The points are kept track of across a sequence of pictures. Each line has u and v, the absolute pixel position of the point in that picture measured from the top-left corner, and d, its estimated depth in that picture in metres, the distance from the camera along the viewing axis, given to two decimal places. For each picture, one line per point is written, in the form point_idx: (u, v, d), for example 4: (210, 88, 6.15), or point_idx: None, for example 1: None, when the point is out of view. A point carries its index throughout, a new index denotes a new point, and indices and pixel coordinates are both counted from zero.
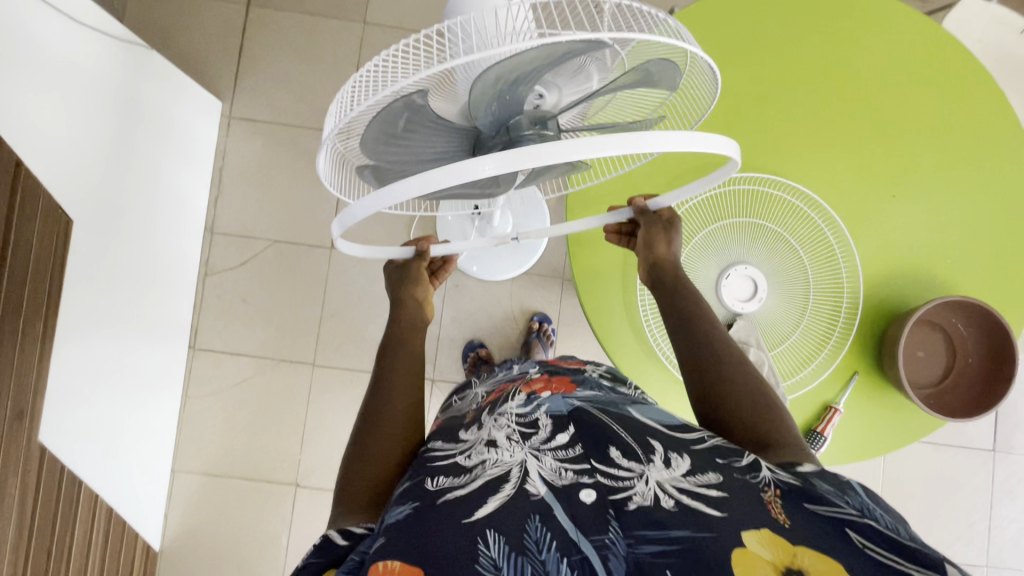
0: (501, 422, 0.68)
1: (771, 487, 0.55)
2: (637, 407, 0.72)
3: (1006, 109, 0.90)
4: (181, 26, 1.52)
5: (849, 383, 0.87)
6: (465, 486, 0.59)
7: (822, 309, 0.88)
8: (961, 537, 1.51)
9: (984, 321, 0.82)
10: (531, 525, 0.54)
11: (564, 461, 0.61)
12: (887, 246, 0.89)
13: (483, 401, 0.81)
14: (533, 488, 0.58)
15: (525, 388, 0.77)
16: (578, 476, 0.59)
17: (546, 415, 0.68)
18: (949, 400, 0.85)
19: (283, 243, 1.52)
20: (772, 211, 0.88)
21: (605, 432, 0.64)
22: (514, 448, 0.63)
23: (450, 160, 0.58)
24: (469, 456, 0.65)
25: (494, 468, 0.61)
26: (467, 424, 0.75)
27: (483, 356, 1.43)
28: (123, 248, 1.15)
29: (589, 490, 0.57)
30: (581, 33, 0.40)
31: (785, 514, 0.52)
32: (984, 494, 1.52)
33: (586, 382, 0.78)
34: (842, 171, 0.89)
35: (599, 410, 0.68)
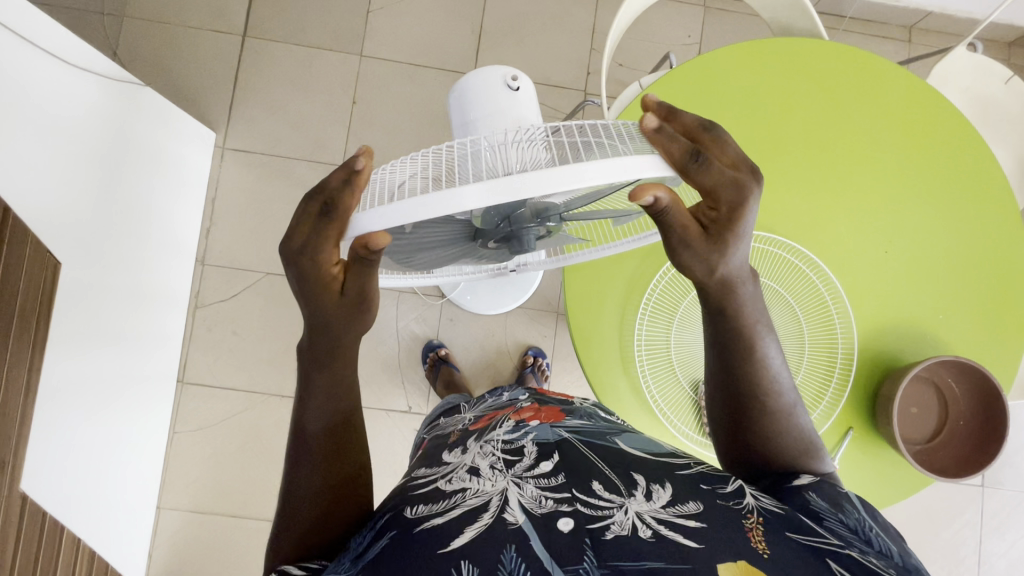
0: (486, 450, 0.66)
1: (754, 515, 0.52)
2: (625, 432, 0.70)
3: (982, 149, 0.92)
4: (174, 56, 1.52)
5: (844, 439, 0.88)
6: (443, 515, 0.56)
7: (817, 367, 0.89)
8: (949, 572, 1.52)
9: (976, 381, 0.83)
10: (506, 555, 0.50)
11: (546, 490, 0.57)
12: (881, 301, 0.90)
13: (471, 425, 0.79)
14: (512, 517, 0.54)
15: (514, 416, 0.75)
16: (558, 505, 0.55)
17: (532, 443, 0.66)
18: (938, 458, 0.86)
19: (275, 276, 1.50)
20: (768, 266, 0.90)
21: (589, 467, 0.61)
22: (497, 476, 0.60)
23: (453, 236, 0.60)
24: (450, 482, 0.62)
25: (473, 498, 0.57)
26: (451, 447, 0.73)
27: (442, 357, 1.43)
28: (110, 285, 1.12)
29: (567, 519, 0.53)
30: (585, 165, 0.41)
31: (764, 543, 0.50)
32: (973, 529, 1.53)
33: (576, 411, 0.75)
34: (834, 223, 0.91)
35: (586, 442, 0.65)
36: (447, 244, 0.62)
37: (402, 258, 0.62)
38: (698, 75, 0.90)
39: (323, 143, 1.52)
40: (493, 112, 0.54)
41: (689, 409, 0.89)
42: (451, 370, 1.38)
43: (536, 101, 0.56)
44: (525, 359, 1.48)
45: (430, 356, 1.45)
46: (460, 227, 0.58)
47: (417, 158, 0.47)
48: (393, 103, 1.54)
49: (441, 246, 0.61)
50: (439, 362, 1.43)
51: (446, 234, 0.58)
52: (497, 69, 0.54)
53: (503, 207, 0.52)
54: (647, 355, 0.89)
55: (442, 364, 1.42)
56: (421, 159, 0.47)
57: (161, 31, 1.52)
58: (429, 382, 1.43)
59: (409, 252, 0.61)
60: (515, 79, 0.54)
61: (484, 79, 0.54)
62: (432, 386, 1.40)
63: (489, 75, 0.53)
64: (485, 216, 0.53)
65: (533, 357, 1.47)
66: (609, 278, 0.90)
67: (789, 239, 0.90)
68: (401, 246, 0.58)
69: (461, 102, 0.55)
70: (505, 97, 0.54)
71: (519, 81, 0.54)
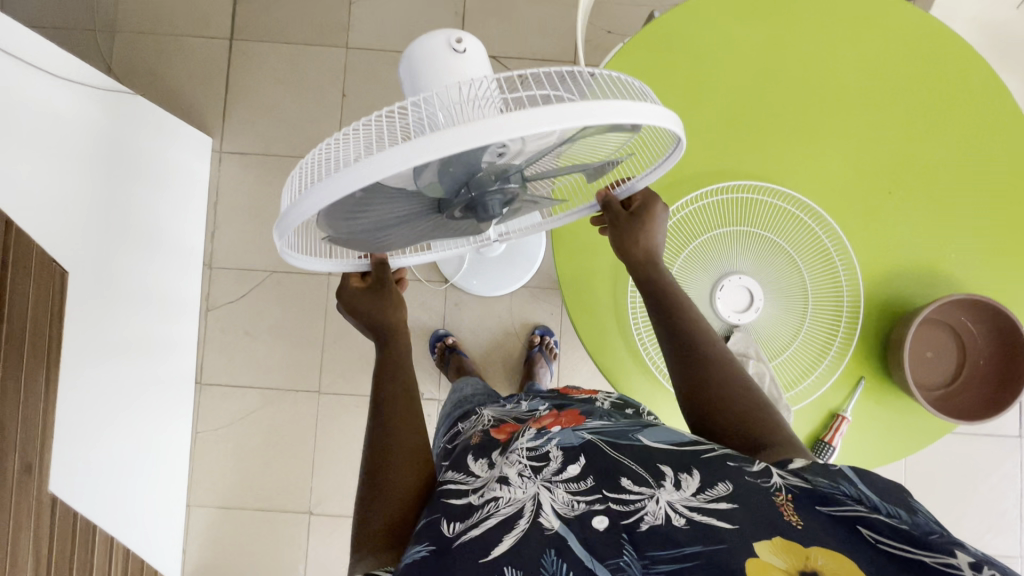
0: (512, 458, 0.62)
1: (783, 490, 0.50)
2: (646, 427, 0.66)
3: (990, 77, 0.87)
4: (167, 65, 1.54)
5: (855, 389, 0.85)
6: (478, 526, 0.54)
7: (821, 316, 0.86)
8: (989, 528, 1.47)
9: (996, 317, 0.79)
10: (547, 559, 0.50)
11: (576, 494, 0.56)
12: (887, 246, 0.86)
13: (492, 430, 0.73)
14: (547, 522, 0.53)
15: (534, 424, 0.70)
16: (590, 505, 0.54)
17: (557, 448, 0.62)
18: (955, 402, 0.82)
19: (281, 273, 1.52)
20: (762, 217, 0.87)
21: (613, 462, 0.59)
22: (527, 483, 0.58)
23: (413, 212, 0.59)
24: (480, 494, 0.59)
25: (506, 507, 0.56)
26: (477, 451, 0.69)
27: (450, 346, 1.44)
28: (122, 292, 1.15)
29: (600, 516, 0.53)
30: (541, 109, 0.40)
31: (796, 515, 0.48)
32: (1013, 482, 1.47)
33: (596, 412, 0.71)
34: (833, 165, 0.87)
35: (610, 441, 0.62)
36: (411, 223, 0.61)
37: (371, 239, 0.62)
38: (680, 25, 0.87)
39: (317, 137, 1.53)
40: (437, 78, 0.52)
41: None
42: (461, 358, 1.38)
43: (486, 61, 0.53)
44: (533, 338, 1.48)
45: (437, 346, 1.46)
46: (413, 202, 0.57)
47: (361, 130, 0.45)
48: (381, 92, 1.54)
49: (404, 223, 0.61)
50: (447, 352, 1.43)
51: (402, 211, 0.58)
52: (440, 33, 0.52)
53: (455, 173, 0.51)
54: (644, 319, 0.87)
55: (451, 352, 1.42)
56: (366, 127, 0.45)
57: (153, 41, 1.54)
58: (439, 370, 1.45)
59: (377, 239, 0.63)
60: (459, 42, 0.52)
61: (427, 44, 0.52)
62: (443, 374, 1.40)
63: (432, 45, 0.52)
64: (444, 181, 0.52)
65: (541, 336, 1.47)
66: (599, 246, 0.88)
67: (781, 186, 0.86)
68: (364, 226, 0.58)
69: (410, 72, 0.53)
70: (443, 63, 0.52)
71: (464, 43, 0.52)
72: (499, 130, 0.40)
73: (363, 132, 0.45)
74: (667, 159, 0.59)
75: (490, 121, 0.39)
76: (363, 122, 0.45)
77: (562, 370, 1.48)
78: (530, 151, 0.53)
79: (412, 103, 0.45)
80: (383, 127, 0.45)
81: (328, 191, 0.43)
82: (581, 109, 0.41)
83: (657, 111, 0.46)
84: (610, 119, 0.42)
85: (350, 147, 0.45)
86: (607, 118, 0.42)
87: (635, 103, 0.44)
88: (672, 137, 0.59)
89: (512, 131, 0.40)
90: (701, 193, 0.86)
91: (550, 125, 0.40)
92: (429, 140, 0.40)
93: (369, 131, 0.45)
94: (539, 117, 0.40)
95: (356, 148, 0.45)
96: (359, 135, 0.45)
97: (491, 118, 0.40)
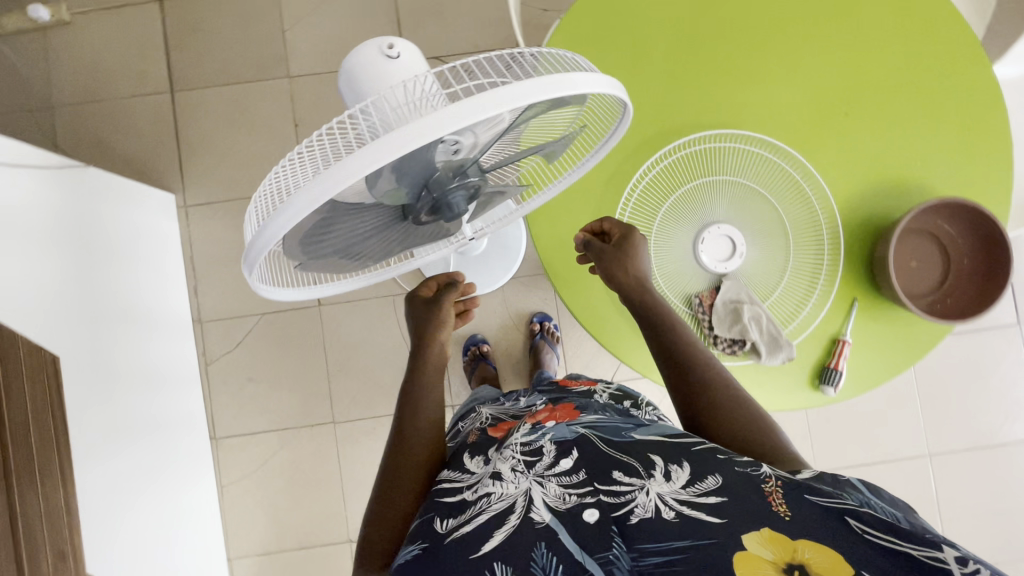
0: (506, 453, 0.66)
1: (772, 479, 0.55)
2: (640, 425, 0.71)
3: None
4: (114, 131, 1.52)
5: (850, 312, 0.86)
6: (470, 522, 0.59)
7: (804, 247, 0.87)
8: (1006, 417, 1.50)
9: (970, 215, 0.81)
10: (538, 552, 0.54)
11: (569, 487, 0.60)
12: (852, 167, 0.87)
13: (490, 427, 0.78)
14: (539, 516, 0.58)
15: (530, 419, 0.75)
16: (581, 497, 0.59)
17: (551, 441, 0.67)
18: (948, 305, 0.84)
19: (272, 314, 1.52)
20: (729, 163, 0.87)
21: (607, 455, 0.63)
22: (519, 478, 0.63)
23: (383, 221, 0.59)
24: (474, 490, 0.64)
25: (499, 502, 0.61)
26: (472, 447, 0.74)
27: (482, 353, 1.45)
28: (118, 366, 1.14)
29: (591, 510, 0.57)
30: (486, 93, 0.40)
31: (784, 504, 0.52)
32: (1021, 368, 1.50)
33: (591, 407, 0.76)
34: (786, 98, 0.87)
35: (603, 437, 0.66)
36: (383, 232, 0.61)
37: (348, 256, 0.62)
38: None
39: None
40: (376, 86, 0.52)
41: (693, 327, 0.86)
42: (488, 368, 1.42)
43: (421, 61, 0.53)
44: (532, 327, 1.48)
45: (471, 350, 1.47)
46: (382, 212, 0.57)
47: (311, 150, 0.45)
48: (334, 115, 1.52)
49: (377, 234, 0.61)
50: (478, 358, 1.45)
51: (372, 222, 0.58)
52: (371, 42, 0.52)
53: (414, 177, 0.51)
54: None
55: (481, 360, 1.45)
56: (316, 146, 0.45)
57: (95, 109, 1.52)
58: (467, 377, 1.47)
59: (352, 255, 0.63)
60: (392, 47, 0.51)
61: (360, 55, 0.52)
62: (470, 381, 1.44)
63: (364, 53, 0.51)
64: (405, 187, 0.52)
65: (540, 323, 1.48)
66: (576, 223, 0.87)
67: (746, 130, 0.87)
68: (337, 241, 0.58)
69: (351, 86, 0.53)
70: (377, 70, 0.52)
71: (397, 47, 0.52)
72: (447, 121, 0.40)
73: (309, 155, 0.45)
74: (620, 124, 0.60)
75: (438, 115, 0.40)
76: (312, 140, 0.45)
77: (566, 352, 1.50)
78: (482, 141, 0.53)
79: (356, 113, 0.45)
80: (332, 141, 0.45)
81: (289, 213, 0.42)
82: (525, 87, 0.41)
83: (601, 78, 0.46)
84: (556, 91, 0.43)
85: (303, 167, 0.45)
86: (552, 92, 0.43)
87: (578, 72, 0.44)
88: (619, 103, 0.59)
89: (460, 120, 0.40)
90: (665, 151, 0.86)
91: (498, 108, 0.40)
92: (381, 144, 0.40)
93: (319, 147, 0.45)
94: (481, 100, 0.40)
95: (310, 168, 0.45)
96: (310, 155, 0.45)
97: (438, 113, 0.40)
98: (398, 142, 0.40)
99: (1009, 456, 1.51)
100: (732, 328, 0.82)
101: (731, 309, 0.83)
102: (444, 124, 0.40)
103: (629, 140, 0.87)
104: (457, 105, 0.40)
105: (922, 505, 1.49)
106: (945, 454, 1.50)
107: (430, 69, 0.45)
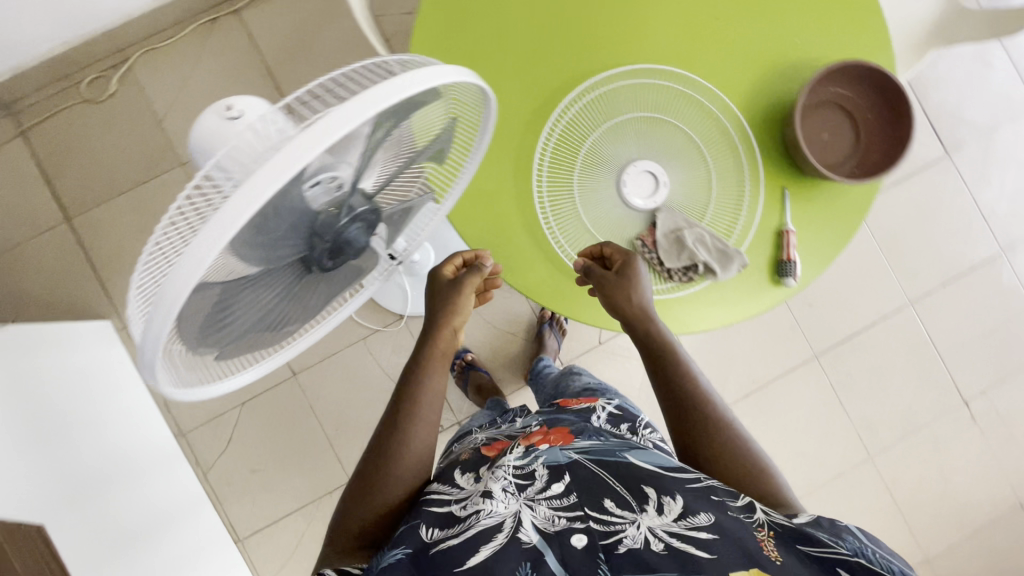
0: (498, 473, 0.69)
1: (763, 528, 0.59)
2: (633, 447, 0.74)
3: None
4: (24, 278, 1.44)
5: (784, 204, 0.86)
6: (458, 535, 0.64)
7: (721, 158, 0.86)
8: (965, 242, 1.56)
9: (857, 74, 0.83)
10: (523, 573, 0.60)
11: (558, 509, 0.65)
12: (743, 64, 0.86)
13: (483, 447, 0.82)
14: (526, 535, 0.63)
15: (524, 439, 0.78)
16: (570, 522, 0.64)
17: (543, 465, 0.71)
18: (869, 163, 0.86)
19: (251, 401, 1.47)
20: (625, 100, 0.85)
21: (600, 483, 0.68)
22: (508, 498, 0.66)
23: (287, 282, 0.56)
24: (464, 505, 0.68)
25: (487, 518, 0.65)
26: (464, 464, 0.78)
27: (468, 362, 1.44)
28: (114, 509, 1.09)
29: (580, 535, 0.62)
30: (333, 112, 0.39)
31: (776, 550, 0.56)
32: (963, 193, 1.56)
33: (586, 429, 0.79)
34: (658, 20, 0.85)
35: (598, 460, 0.71)
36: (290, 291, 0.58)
37: (262, 326, 0.58)
38: None
39: None
40: (217, 138, 0.54)
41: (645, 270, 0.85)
42: (481, 374, 1.40)
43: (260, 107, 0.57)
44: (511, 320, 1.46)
45: (457, 363, 1.44)
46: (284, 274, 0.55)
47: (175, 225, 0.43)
48: None
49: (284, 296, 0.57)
50: (467, 369, 1.43)
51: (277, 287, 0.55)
52: (215, 109, 0.56)
53: (295, 223, 0.48)
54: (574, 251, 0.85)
55: (471, 369, 1.43)
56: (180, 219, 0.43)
57: None
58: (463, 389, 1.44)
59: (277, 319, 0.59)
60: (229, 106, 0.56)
61: (204, 122, 0.56)
62: (467, 393, 1.42)
63: (207, 120, 0.56)
64: (291, 234, 0.49)
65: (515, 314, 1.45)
66: (499, 210, 0.84)
67: (631, 62, 0.84)
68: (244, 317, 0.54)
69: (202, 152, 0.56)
70: (221, 129, 0.56)
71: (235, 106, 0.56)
72: (302, 152, 0.38)
73: (175, 231, 0.43)
74: (489, 109, 0.59)
75: (291, 148, 0.38)
76: (173, 213, 0.42)
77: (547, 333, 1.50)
78: (357, 167, 0.50)
79: (208, 174, 0.42)
80: (194, 209, 0.42)
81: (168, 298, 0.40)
82: (370, 96, 0.40)
83: (451, 71, 0.46)
84: (403, 93, 0.42)
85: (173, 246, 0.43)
86: (401, 94, 0.41)
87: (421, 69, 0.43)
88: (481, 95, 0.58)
89: (314, 148, 0.38)
90: (560, 110, 0.83)
91: (349, 124, 0.39)
92: (243, 195, 0.38)
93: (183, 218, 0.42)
94: (330, 121, 0.39)
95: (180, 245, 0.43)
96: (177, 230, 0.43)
97: (290, 145, 0.38)
98: (259, 186, 0.38)
99: (980, 277, 1.57)
100: (680, 257, 0.82)
101: (674, 239, 0.82)
102: (300, 155, 0.38)
103: (520, 112, 0.84)
104: (307, 133, 0.38)
105: (920, 351, 1.55)
106: (924, 297, 1.55)
107: (273, 109, 0.43)
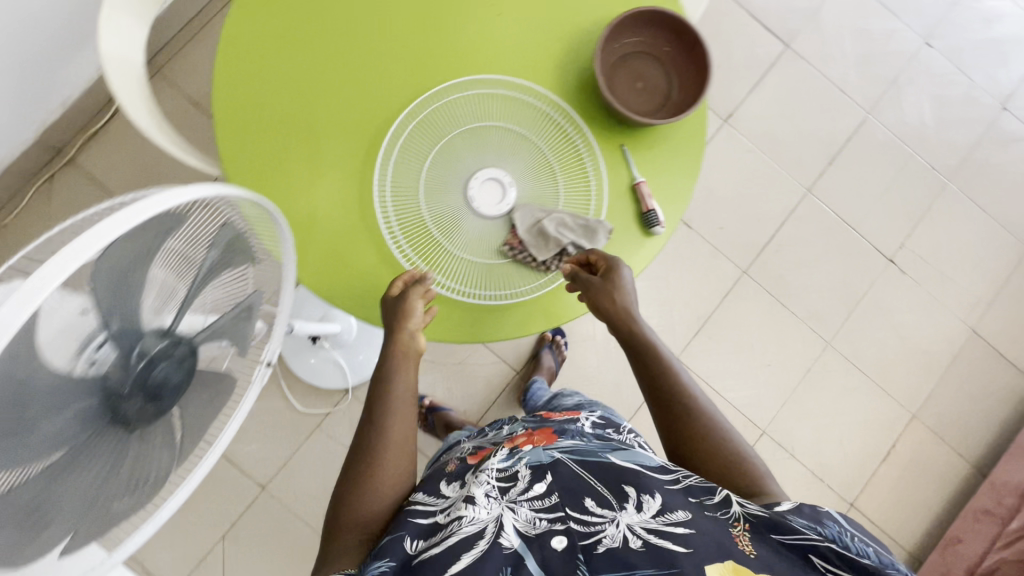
0: (481, 478, 0.69)
1: (739, 521, 0.59)
2: (617, 449, 0.75)
3: None
4: None
5: (627, 159, 0.86)
6: (440, 545, 0.61)
7: (554, 139, 0.86)
8: (834, 117, 1.63)
9: (639, 18, 0.84)
10: None
11: (539, 512, 0.64)
12: (546, 32, 0.86)
13: (467, 455, 0.83)
14: (507, 540, 0.61)
15: (508, 445, 0.79)
16: (552, 523, 0.63)
17: (525, 467, 0.71)
18: (685, 93, 0.87)
19: (229, 533, 1.37)
20: (443, 117, 0.84)
21: (581, 484, 0.67)
22: (491, 504, 0.65)
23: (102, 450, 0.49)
24: (446, 514, 0.66)
25: (469, 525, 0.62)
26: (448, 476, 0.77)
27: (429, 405, 1.42)
28: None
29: (560, 537, 0.61)
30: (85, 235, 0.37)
31: (751, 544, 0.56)
32: (813, 75, 1.64)
33: (568, 433, 0.80)
34: (447, 30, 0.85)
35: (577, 459, 0.72)
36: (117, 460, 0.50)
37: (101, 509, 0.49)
38: (229, 61, 0.82)
39: None
40: None
41: (522, 271, 0.85)
42: (443, 412, 1.38)
43: None
44: None
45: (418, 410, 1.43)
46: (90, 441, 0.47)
47: None
48: None
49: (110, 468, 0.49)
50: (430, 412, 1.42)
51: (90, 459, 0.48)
52: None
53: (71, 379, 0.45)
54: (449, 276, 0.83)
55: (433, 411, 1.41)
56: None
57: None
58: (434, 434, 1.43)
59: (131, 479, 0.51)
60: None
61: None
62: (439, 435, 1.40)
63: None
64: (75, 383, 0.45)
65: None
66: (361, 264, 0.82)
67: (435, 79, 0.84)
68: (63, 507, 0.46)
69: None
70: None
71: None
72: (47, 280, 0.36)
73: None
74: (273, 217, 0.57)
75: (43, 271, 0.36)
76: None
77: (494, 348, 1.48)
78: (133, 304, 0.48)
79: None
80: None
81: None
82: (116, 220, 0.39)
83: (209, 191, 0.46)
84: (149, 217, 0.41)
85: None
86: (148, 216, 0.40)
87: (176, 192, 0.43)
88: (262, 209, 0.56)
89: (61, 273, 0.36)
90: (383, 149, 0.82)
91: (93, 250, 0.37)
92: None
93: None
94: (78, 244, 0.37)
95: None
96: None
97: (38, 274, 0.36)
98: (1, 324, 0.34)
99: (860, 142, 1.64)
100: (548, 248, 0.81)
101: (537, 232, 0.82)
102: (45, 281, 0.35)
103: (350, 167, 0.82)
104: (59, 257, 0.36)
105: (834, 229, 1.60)
106: (818, 180, 1.61)
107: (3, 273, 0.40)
